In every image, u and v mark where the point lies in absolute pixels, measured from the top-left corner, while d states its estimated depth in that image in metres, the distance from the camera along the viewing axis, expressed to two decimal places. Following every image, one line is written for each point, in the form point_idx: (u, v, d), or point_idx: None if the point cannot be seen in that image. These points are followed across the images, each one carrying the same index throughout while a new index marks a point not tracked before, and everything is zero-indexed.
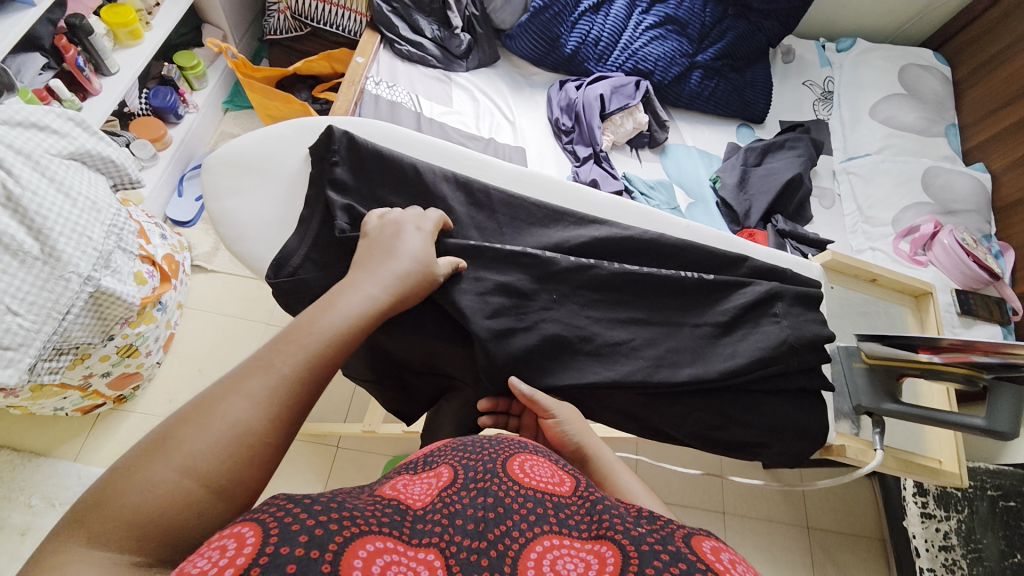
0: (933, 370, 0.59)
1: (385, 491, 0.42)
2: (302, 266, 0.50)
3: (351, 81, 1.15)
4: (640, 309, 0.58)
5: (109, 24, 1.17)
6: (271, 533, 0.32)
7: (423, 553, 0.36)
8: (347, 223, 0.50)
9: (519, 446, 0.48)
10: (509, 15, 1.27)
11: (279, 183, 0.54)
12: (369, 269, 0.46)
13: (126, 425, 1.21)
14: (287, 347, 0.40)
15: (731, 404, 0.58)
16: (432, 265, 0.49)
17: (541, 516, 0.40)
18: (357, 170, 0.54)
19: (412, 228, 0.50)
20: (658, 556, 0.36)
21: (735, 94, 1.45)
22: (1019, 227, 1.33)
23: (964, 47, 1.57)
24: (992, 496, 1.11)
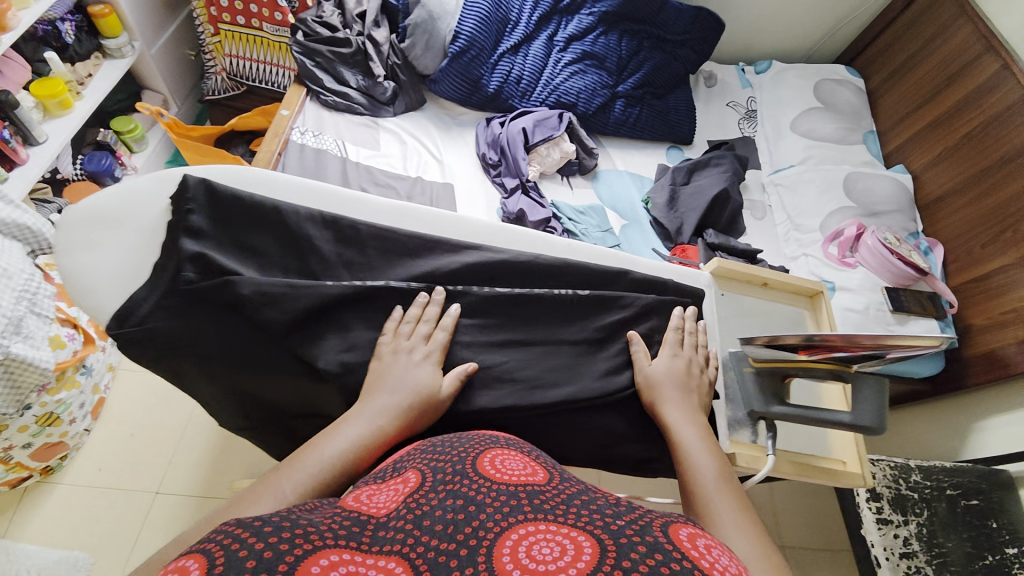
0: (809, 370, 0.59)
1: (347, 503, 0.41)
2: (152, 314, 0.51)
3: (275, 133, 1.17)
4: (516, 331, 0.59)
5: (38, 98, 1.20)
6: (217, 562, 0.30)
7: (382, 561, 0.35)
8: (194, 272, 0.51)
9: (489, 442, 0.49)
10: (431, 61, 1.32)
11: (137, 234, 0.54)
12: (370, 397, 0.50)
13: (53, 498, 1.15)
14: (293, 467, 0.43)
15: (614, 421, 0.58)
16: (436, 386, 0.51)
17: (516, 507, 0.39)
18: (215, 216, 0.54)
19: (417, 357, 0.53)
20: (635, 549, 0.35)
21: (659, 119, 1.51)
22: (944, 223, 1.36)
23: (873, 59, 1.66)
24: (952, 496, 1.11)
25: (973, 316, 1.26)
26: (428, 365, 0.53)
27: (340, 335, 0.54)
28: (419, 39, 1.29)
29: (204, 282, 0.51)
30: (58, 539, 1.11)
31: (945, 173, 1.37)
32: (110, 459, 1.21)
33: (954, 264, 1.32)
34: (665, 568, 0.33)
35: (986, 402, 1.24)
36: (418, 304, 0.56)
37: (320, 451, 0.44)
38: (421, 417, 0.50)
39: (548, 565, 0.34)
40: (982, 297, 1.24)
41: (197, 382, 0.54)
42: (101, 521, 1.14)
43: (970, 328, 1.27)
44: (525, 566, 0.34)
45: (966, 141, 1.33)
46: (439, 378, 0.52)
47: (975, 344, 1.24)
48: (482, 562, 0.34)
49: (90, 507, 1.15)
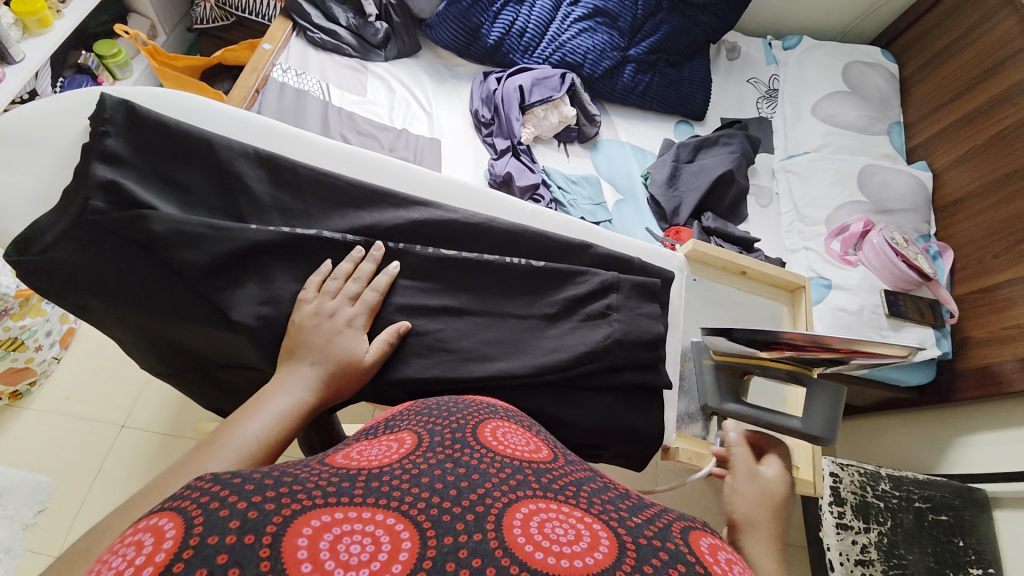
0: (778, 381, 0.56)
1: (335, 460, 0.39)
2: (56, 244, 0.47)
3: (254, 67, 1.10)
4: (458, 298, 0.55)
5: (16, 14, 1.14)
6: (195, 522, 0.28)
7: (381, 515, 0.32)
8: (104, 203, 0.47)
9: (488, 412, 0.48)
10: (427, 3, 1.23)
11: (48, 155, 0.50)
12: (295, 365, 0.46)
13: (19, 422, 1.16)
14: (212, 450, 0.38)
15: (551, 403, 0.54)
16: (365, 352, 0.49)
17: (522, 482, 0.38)
18: (134, 141, 0.49)
19: (342, 323, 0.49)
20: (655, 553, 0.33)
21: (671, 89, 1.41)
22: (960, 227, 1.28)
23: (912, 43, 1.53)
24: (920, 509, 1.07)
25: (972, 328, 1.20)
26: (357, 332, 0.49)
27: (261, 285, 0.50)
28: None
29: (114, 214, 0.47)
30: (24, 462, 1.13)
31: (968, 174, 1.28)
32: (77, 390, 1.21)
33: (963, 272, 1.25)
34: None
35: (970, 417, 1.20)
36: (351, 260, 0.52)
37: (242, 429, 0.40)
38: (348, 384, 0.47)
39: (562, 547, 0.32)
40: (986, 310, 1.17)
41: (112, 323, 0.51)
42: (66, 448, 1.15)
43: (968, 341, 1.21)
44: (539, 546, 0.32)
45: (995, 142, 1.23)
46: (375, 343, 0.49)
47: (971, 358, 1.18)
48: (491, 532, 0.32)
49: (56, 434, 1.16)
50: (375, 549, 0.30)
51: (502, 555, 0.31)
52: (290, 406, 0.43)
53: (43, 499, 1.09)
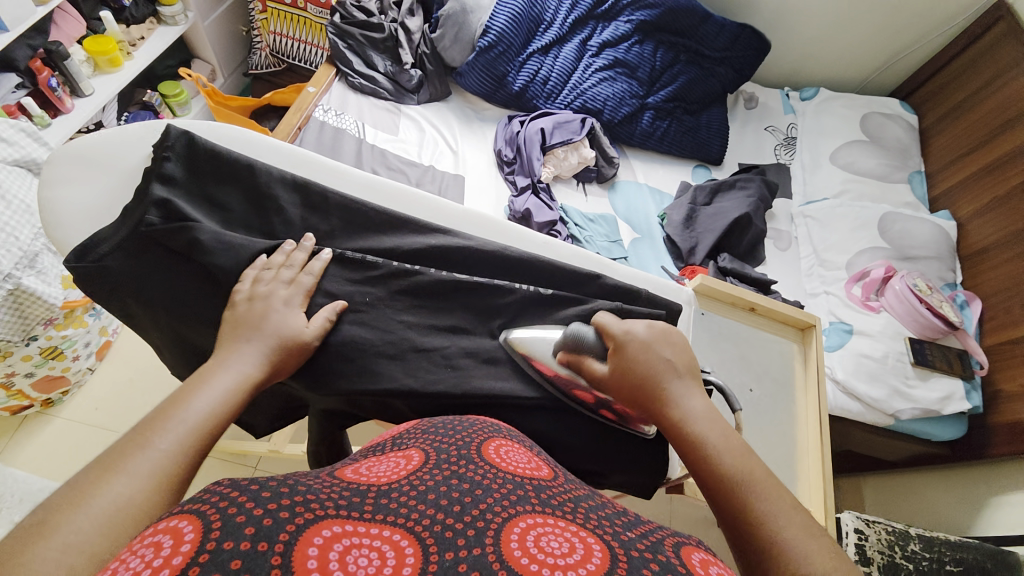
0: (618, 389, 0.50)
1: (345, 473, 0.41)
2: (109, 254, 0.51)
3: (299, 108, 1.21)
4: (467, 319, 0.58)
5: (90, 53, 1.26)
6: (214, 525, 0.30)
7: (387, 531, 0.33)
8: (157, 217, 0.52)
9: (492, 430, 0.50)
10: (458, 53, 1.33)
11: (113, 177, 0.56)
12: (237, 343, 0.48)
13: (48, 430, 1.21)
14: (163, 425, 0.40)
15: (550, 426, 0.55)
16: (307, 326, 0.51)
17: (523, 497, 0.39)
18: (188, 166, 0.55)
19: (279, 302, 0.51)
20: (645, 564, 0.34)
21: (688, 136, 1.46)
22: (986, 277, 1.25)
23: (929, 97, 1.55)
24: (951, 573, 0.98)
25: (1002, 380, 1.15)
26: (292, 310, 0.52)
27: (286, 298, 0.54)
28: (449, 31, 1.31)
29: (165, 226, 0.52)
30: (48, 468, 1.16)
31: (990, 224, 1.26)
32: (105, 401, 1.26)
33: (992, 322, 1.20)
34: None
35: (1005, 476, 1.13)
36: (283, 252, 0.54)
37: (189, 405, 0.42)
38: (292, 359, 0.50)
39: (557, 560, 0.33)
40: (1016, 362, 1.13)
41: (149, 328, 0.56)
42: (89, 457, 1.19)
43: (999, 395, 1.15)
44: (534, 558, 0.33)
45: (1016, 192, 1.22)
46: (317, 322, 0.52)
47: (1002, 413, 1.13)
48: (489, 547, 0.33)
49: (81, 443, 1.20)
50: (380, 562, 0.31)
51: (499, 569, 0.32)
52: (236, 381, 0.45)
53: None
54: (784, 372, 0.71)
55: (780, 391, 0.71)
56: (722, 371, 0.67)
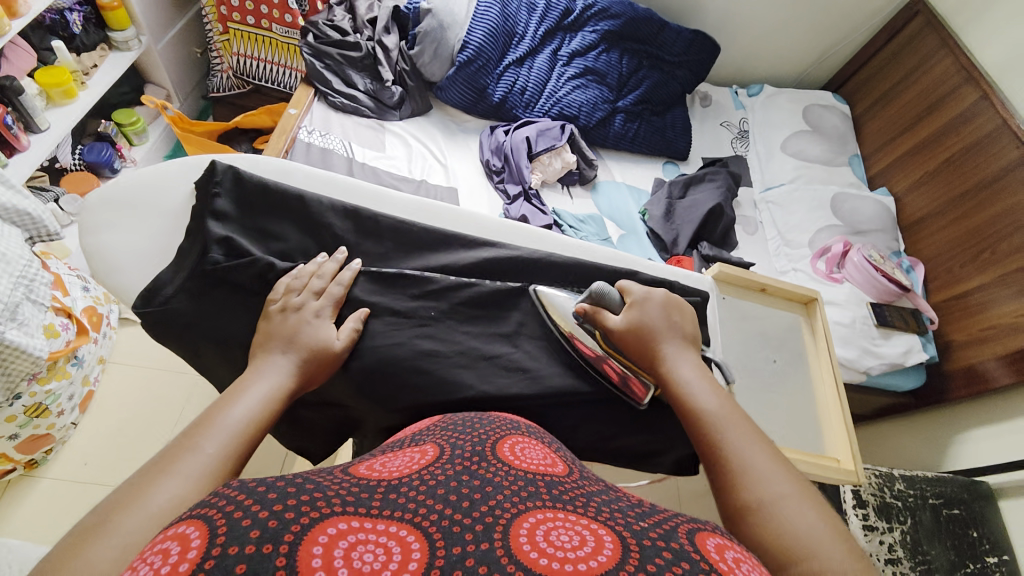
0: (626, 342, 0.57)
1: (357, 471, 0.41)
2: (173, 297, 0.57)
3: (282, 131, 1.19)
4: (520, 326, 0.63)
5: (42, 85, 1.20)
6: (219, 531, 0.31)
7: (394, 527, 0.34)
8: (221, 254, 0.57)
9: (510, 428, 0.52)
10: (437, 68, 1.36)
11: (158, 216, 0.61)
12: (270, 356, 0.51)
13: (34, 493, 1.12)
14: (206, 431, 0.43)
15: (604, 416, 0.63)
16: (332, 335, 0.54)
17: (534, 494, 0.39)
18: (234, 201, 0.60)
19: (309, 315, 0.55)
20: (658, 554, 0.34)
21: (657, 135, 1.56)
22: (926, 242, 1.43)
23: (858, 88, 1.75)
24: (935, 505, 1.16)
25: (954, 332, 1.32)
26: (323, 321, 0.55)
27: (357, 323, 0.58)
28: (428, 48, 1.33)
29: (227, 262, 0.57)
30: (42, 534, 1.08)
31: (925, 196, 1.44)
32: (96, 455, 1.18)
33: (935, 282, 1.38)
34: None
35: (964, 416, 1.30)
36: (315, 261, 0.58)
37: (230, 413, 0.45)
38: (321, 369, 0.53)
39: (568, 554, 0.33)
40: (962, 314, 1.31)
41: (218, 364, 0.59)
42: (86, 515, 1.11)
43: (951, 344, 1.33)
44: (543, 553, 0.33)
45: (946, 165, 1.40)
46: (343, 332, 0.56)
47: (956, 359, 1.30)
48: (498, 542, 0.34)
49: (73, 503, 1.12)
50: (386, 558, 0.32)
51: (507, 563, 0.32)
52: (271, 390, 0.48)
53: None
54: (797, 343, 0.86)
55: (796, 359, 0.86)
56: (744, 348, 0.82)
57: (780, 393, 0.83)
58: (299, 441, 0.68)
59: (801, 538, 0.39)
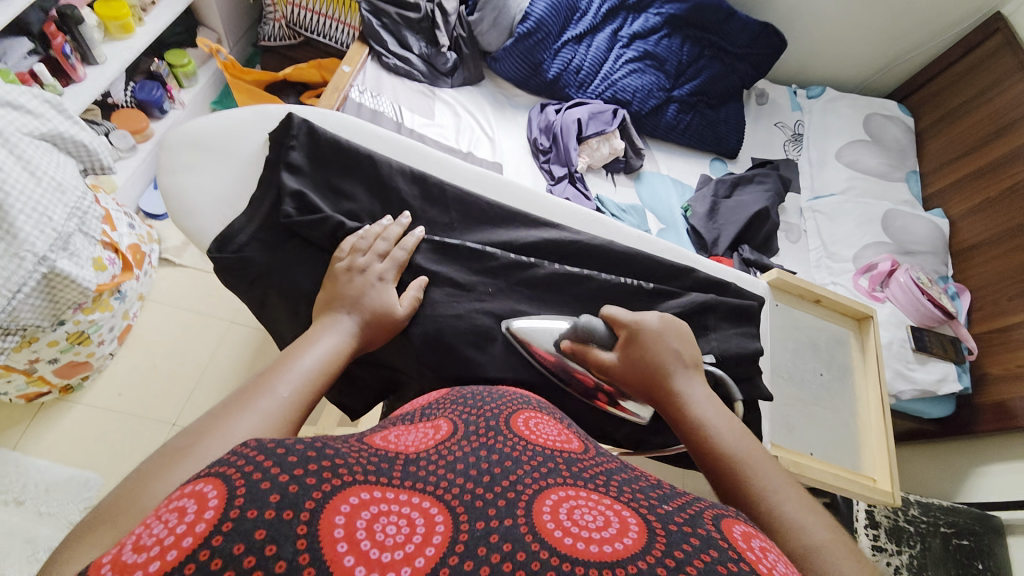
0: (629, 377, 0.55)
1: (374, 440, 0.38)
2: (247, 244, 0.61)
3: (335, 88, 1.17)
4: (572, 312, 0.65)
5: (100, 17, 1.20)
6: (237, 492, 0.27)
7: (417, 499, 0.31)
8: (293, 208, 0.61)
9: (522, 403, 0.47)
10: (495, 38, 1.33)
11: (232, 162, 0.65)
12: (336, 315, 0.54)
13: (70, 416, 1.17)
14: (280, 374, 0.46)
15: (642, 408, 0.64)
16: (395, 301, 0.57)
17: (553, 470, 0.36)
18: (308, 154, 0.64)
19: (374, 278, 0.58)
20: (686, 539, 0.30)
21: (709, 129, 1.50)
22: (974, 271, 1.38)
23: (925, 101, 1.67)
24: (946, 534, 1.15)
25: (991, 365, 1.29)
26: (386, 285, 0.58)
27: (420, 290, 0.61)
28: (488, 15, 1.31)
29: (299, 217, 0.60)
30: (75, 456, 1.13)
31: (981, 224, 1.39)
32: (130, 386, 1.22)
33: (979, 312, 1.34)
34: (720, 566, 0.28)
35: (988, 451, 1.28)
36: (381, 224, 0.62)
37: (301, 361, 0.48)
38: (383, 332, 0.56)
39: (592, 534, 0.30)
40: (1001, 348, 1.27)
41: (282, 314, 0.63)
42: (116, 444, 1.15)
43: (986, 377, 1.30)
44: (567, 530, 0.30)
45: (1007, 194, 1.34)
46: (406, 300, 0.59)
47: (987, 394, 1.27)
48: (521, 517, 0.30)
49: (105, 430, 1.17)
50: (410, 531, 0.29)
51: (531, 540, 0.29)
52: (337, 347, 0.51)
53: (90, 495, 1.09)
54: (847, 358, 0.87)
55: (843, 374, 0.86)
56: (794, 357, 0.83)
57: (824, 407, 0.83)
58: (341, 397, 0.70)
59: (792, 528, 0.40)
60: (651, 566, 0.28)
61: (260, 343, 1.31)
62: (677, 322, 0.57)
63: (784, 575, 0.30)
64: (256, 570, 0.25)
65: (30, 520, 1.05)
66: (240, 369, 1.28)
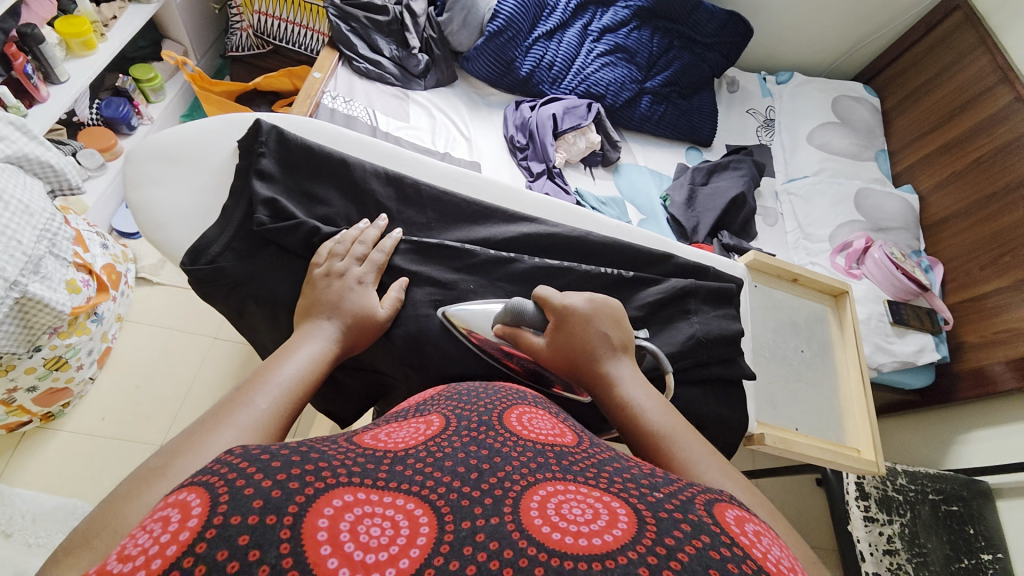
0: (554, 359, 0.55)
1: (363, 440, 0.37)
2: (220, 255, 0.60)
3: (307, 94, 1.16)
4: None
5: (61, 34, 1.17)
6: (220, 499, 0.27)
7: (401, 500, 0.31)
8: (266, 216, 0.60)
9: (517, 398, 0.48)
10: (466, 38, 1.33)
11: (200, 173, 0.65)
12: (315, 322, 0.53)
13: (52, 445, 1.14)
14: (259, 386, 0.45)
15: None
16: (375, 303, 0.57)
17: (543, 465, 0.36)
18: (278, 160, 0.63)
19: (354, 282, 0.57)
20: (677, 527, 0.30)
21: (683, 119, 1.51)
22: (945, 243, 1.42)
23: (889, 81, 1.71)
24: (935, 501, 1.19)
25: (966, 334, 1.33)
26: (366, 288, 0.58)
27: (402, 291, 0.61)
28: (457, 15, 1.30)
29: (273, 224, 0.60)
30: (60, 485, 1.10)
31: (950, 197, 1.43)
32: (113, 409, 1.19)
33: (952, 283, 1.38)
34: (712, 552, 0.28)
35: (968, 417, 1.32)
36: (358, 228, 0.61)
37: (280, 372, 0.47)
38: (364, 336, 0.56)
39: (581, 527, 0.30)
40: (975, 317, 1.31)
41: (262, 323, 0.62)
42: (103, 470, 1.13)
43: (962, 346, 1.34)
44: (556, 526, 0.30)
45: (973, 167, 1.38)
46: (389, 302, 0.59)
47: (966, 360, 1.31)
48: (508, 516, 0.30)
49: (89, 456, 1.14)
50: (393, 533, 0.29)
51: (519, 538, 0.29)
52: (318, 354, 0.51)
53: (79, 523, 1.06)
54: (826, 334, 0.90)
55: (824, 350, 0.88)
56: (775, 336, 0.84)
57: (808, 383, 0.85)
58: (329, 404, 0.69)
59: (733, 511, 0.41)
60: (640, 557, 0.28)
61: (246, 357, 1.29)
62: (609, 303, 0.57)
63: (779, 562, 0.30)
64: (239, 575, 0.25)
65: (18, 551, 1.02)
66: (227, 384, 1.26)
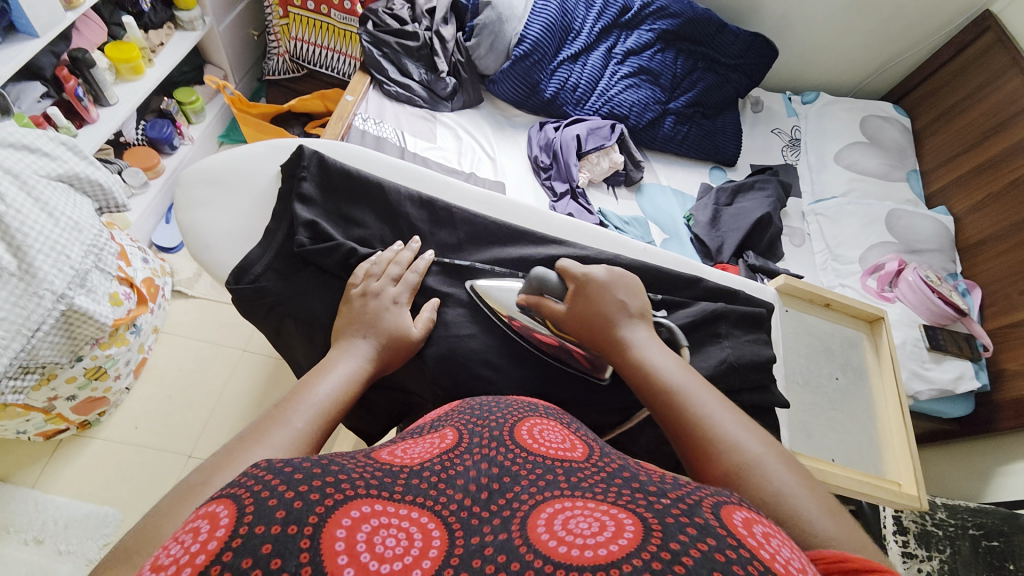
0: (575, 325, 0.58)
1: (380, 455, 0.38)
2: (262, 275, 0.62)
3: (340, 117, 1.21)
4: None
5: (112, 60, 1.25)
6: (246, 511, 0.28)
7: (415, 512, 0.32)
8: (306, 237, 0.62)
9: (528, 410, 0.47)
10: (493, 61, 1.37)
11: (242, 195, 0.67)
12: (351, 341, 0.55)
13: (86, 452, 1.18)
14: (296, 406, 0.46)
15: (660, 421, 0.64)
16: (407, 324, 0.58)
17: (552, 483, 0.36)
18: (319, 184, 0.66)
19: (390, 302, 0.59)
20: (682, 530, 0.29)
21: (706, 139, 1.51)
22: (982, 266, 1.37)
23: (920, 101, 1.67)
24: (975, 536, 1.13)
25: (1007, 361, 1.27)
26: (400, 308, 0.59)
27: (435, 312, 0.62)
28: (484, 40, 1.34)
29: (313, 245, 0.62)
30: (90, 492, 1.13)
31: (986, 219, 1.38)
32: (145, 419, 1.23)
33: (992, 308, 1.33)
34: (717, 555, 0.27)
35: (1011, 448, 1.26)
36: (392, 250, 0.63)
37: (314, 392, 0.48)
38: (398, 355, 0.57)
39: (586, 540, 0.29)
40: (1016, 343, 1.26)
41: (299, 341, 0.64)
42: (133, 478, 1.16)
43: (1003, 373, 1.28)
44: (562, 540, 0.29)
45: (1010, 188, 1.34)
46: (422, 324, 0.60)
47: (1007, 390, 1.26)
48: (516, 531, 0.31)
49: (120, 464, 1.17)
50: (408, 543, 0.29)
51: (524, 551, 0.29)
52: (352, 372, 0.52)
53: (108, 531, 1.09)
54: (862, 360, 0.87)
55: (859, 377, 0.86)
56: (808, 362, 0.83)
57: (842, 411, 0.82)
58: (358, 421, 0.71)
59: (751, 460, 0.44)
60: (645, 564, 0.27)
61: (273, 370, 1.32)
62: (627, 276, 0.59)
63: (786, 561, 0.29)
64: None
65: (49, 557, 1.05)
66: (253, 397, 1.29)
